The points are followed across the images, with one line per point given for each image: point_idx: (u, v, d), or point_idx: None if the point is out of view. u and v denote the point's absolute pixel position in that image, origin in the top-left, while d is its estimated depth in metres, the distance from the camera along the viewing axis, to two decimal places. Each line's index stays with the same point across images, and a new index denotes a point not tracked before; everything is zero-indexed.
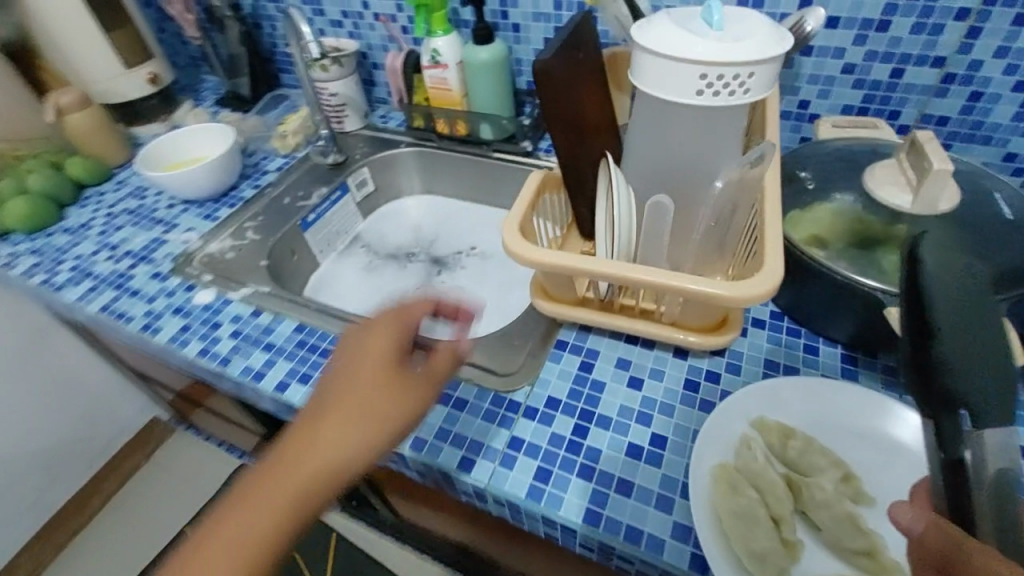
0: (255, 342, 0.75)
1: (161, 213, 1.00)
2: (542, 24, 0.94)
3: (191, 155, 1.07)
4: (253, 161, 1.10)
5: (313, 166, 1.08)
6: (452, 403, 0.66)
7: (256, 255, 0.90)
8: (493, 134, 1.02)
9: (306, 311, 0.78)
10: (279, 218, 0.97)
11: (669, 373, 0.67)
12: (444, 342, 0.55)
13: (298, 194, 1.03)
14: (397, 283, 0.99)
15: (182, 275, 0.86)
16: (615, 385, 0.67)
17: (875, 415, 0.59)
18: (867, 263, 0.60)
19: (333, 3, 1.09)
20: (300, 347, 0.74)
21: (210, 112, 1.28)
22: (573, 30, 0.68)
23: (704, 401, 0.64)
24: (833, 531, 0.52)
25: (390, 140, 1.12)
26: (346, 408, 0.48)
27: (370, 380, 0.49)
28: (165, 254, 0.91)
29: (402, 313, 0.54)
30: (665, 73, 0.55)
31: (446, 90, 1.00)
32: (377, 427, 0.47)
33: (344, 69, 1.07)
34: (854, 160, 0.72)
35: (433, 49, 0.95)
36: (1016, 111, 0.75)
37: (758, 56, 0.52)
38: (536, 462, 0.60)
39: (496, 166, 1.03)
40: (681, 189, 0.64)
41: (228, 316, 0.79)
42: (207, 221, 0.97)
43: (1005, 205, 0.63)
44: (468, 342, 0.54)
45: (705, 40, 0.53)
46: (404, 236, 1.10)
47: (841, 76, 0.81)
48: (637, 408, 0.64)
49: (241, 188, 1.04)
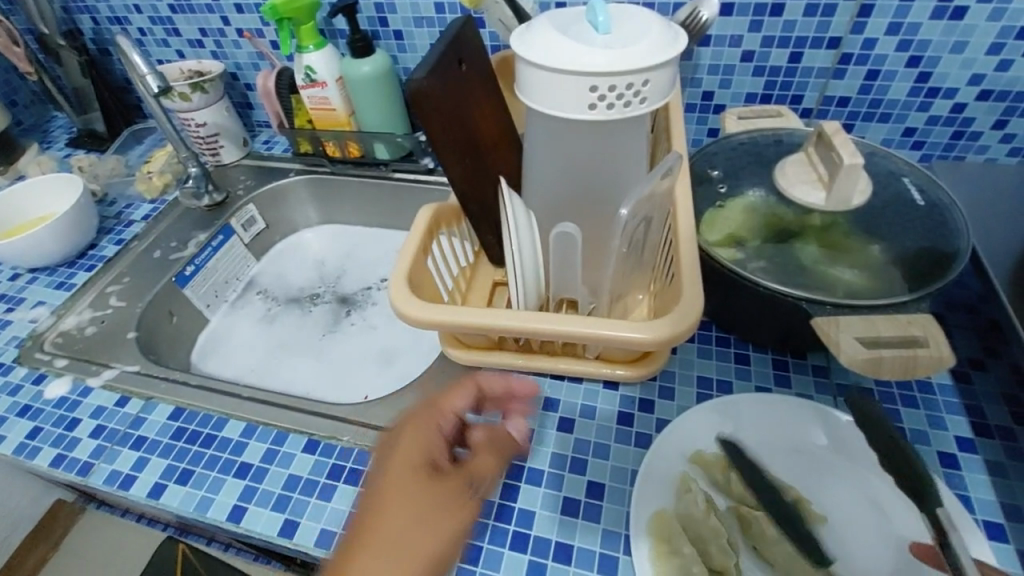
0: (122, 439, 0.62)
1: (3, 287, 0.85)
2: (426, 29, 0.85)
3: (33, 215, 0.91)
4: (115, 211, 0.96)
5: (187, 210, 0.94)
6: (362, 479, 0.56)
7: (122, 326, 0.77)
8: (390, 153, 0.93)
9: (184, 389, 0.67)
10: (149, 277, 0.84)
11: (601, 408, 0.59)
12: (481, 443, 0.50)
13: (171, 244, 0.89)
14: (299, 333, 0.87)
15: (30, 365, 0.72)
16: (545, 431, 0.58)
17: (812, 426, 0.55)
18: (789, 267, 0.56)
19: (187, 20, 0.96)
20: (178, 438, 0.62)
21: (62, 156, 1.11)
22: (451, 41, 0.60)
23: (639, 435, 0.56)
24: (788, 571, 0.46)
25: (276, 169, 1.01)
26: (364, 559, 0.42)
27: (380, 548, 0.42)
28: (8, 339, 0.77)
29: (419, 433, 0.49)
30: (552, 88, 0.48)
31: (330, 110, 0.89)
32: (413, 562, 0.42)
33: (210, 96, 0.95)
34: (762, 152, 0.68)
35: (307, 67, 0.85)
36: (911, 87, 0.74)
37: (650, 62, 0.47)
38: (462, 540, 0.51)
39: (400, 187, 0.95)
40: (587, 211, 0.58)
41: (87, 410, 0.66)
42: (61, 291, 0.83)
43: (916, 187, 0.61)
44: (502, 443, 0.50)
45: (591, 48, 0.47)
46: (306, 274, 0.98)
47: (740, 64, 0.78)
48: (570, 454, 0.56)
49: (102, 245, 0.90)
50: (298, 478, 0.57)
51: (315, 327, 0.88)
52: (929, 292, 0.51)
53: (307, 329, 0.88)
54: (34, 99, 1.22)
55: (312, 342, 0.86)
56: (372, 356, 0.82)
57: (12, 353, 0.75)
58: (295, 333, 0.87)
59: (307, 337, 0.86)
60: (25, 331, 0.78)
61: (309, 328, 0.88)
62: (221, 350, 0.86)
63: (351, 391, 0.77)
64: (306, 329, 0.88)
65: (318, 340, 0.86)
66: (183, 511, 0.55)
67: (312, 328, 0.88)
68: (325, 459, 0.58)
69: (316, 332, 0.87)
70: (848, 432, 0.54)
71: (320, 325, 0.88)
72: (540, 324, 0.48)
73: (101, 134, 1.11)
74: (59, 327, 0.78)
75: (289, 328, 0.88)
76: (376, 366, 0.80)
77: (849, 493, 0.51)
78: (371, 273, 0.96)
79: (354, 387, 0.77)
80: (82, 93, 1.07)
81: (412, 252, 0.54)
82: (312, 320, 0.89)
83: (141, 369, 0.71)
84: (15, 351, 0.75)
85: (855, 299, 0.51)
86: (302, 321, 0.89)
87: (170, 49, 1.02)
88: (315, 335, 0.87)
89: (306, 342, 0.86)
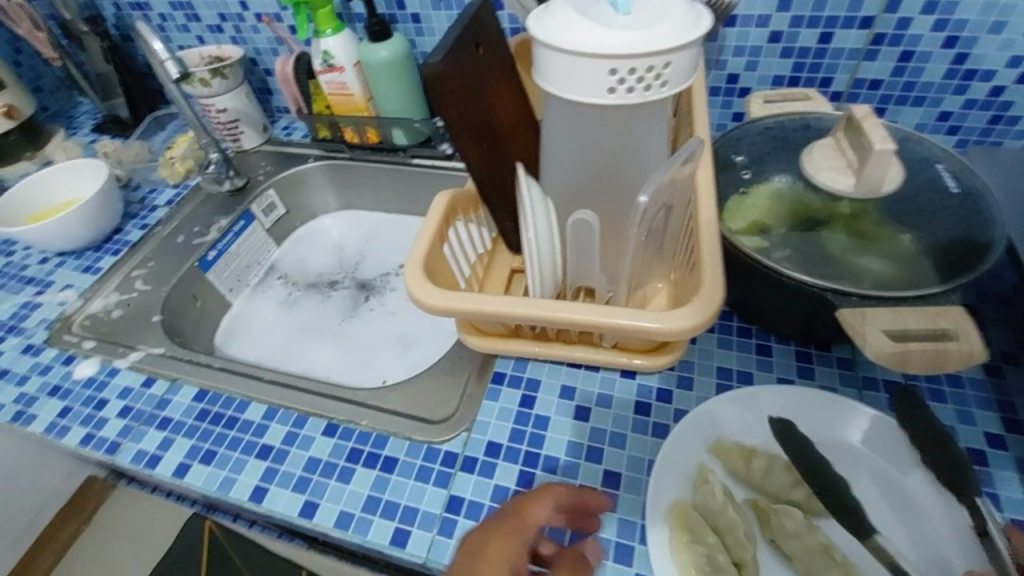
0: (149, 420, 0.64)
1: (33, 271, 0.87)
2: (444, 12, 0.84)
3: (58, 200, 0.92)
4: (139, 197, 0.97)
5: (209, 196, 0.96)
6: (380, 463, 0.56)
7: (147, 309, 0.79)
8: (408, 138, 0.93)
9: (206, 372, 0.68)
10: (172, 262, 0.86)
11: (617, 397, 0.58)
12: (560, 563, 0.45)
13: (193, 229, 0.91)
14: (317, 318, 0.88)
15: (60, 346, 0.75)
16: (561, 420, 0.57)
17: (841, 422, 0.53)
18: (815, 256, 0.55)
19: (207, 5, 0.96)
20: (201, 419, 0.63)
21: (87, 142, 1.13)
22: (469, 24, 0.59)
23: (657, 425, 0.55)
24: (806, 564, 0.45)
25: (296, 154, 1.01)
26: None
27: None
28: (39, 320, 0.79)
29: (505, 549, 0.42)
30: (570, 71, 0.47)
31: (348, 95, 0.89)
32: None
33: (229, 82, 0.95)
34: (789, 138, 0.66)
35: (324, 52, 0.84)
36: (948, 69, 0.71)
37: (672, 44, 0.45)
38: (479, 526, 0.51)
39: (419, 173, 0.94)
40: (605, 198, 0.58)
41: (115, 391, 0.68)
42: (88, 275, 0.85)
43: (950, 174, 0.59)
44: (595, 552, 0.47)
45: (611, 29, 0.46)
46: (326, 260, 0.99)
47: (768, 46, 0.76)
48: (587, 443, 0.55)
49: (127, 230, 0.91)
50: (318, 460, 0.58)
51: (334, 312, 0.89)
52: (961, 283, 0.49)
53: (326, 314, 0.89)
54: (60, 85, 1.23)
55: (331, 327, 0.87)
56: (389, 341, 0.82)
57: (43, 334, 0.77)
58: (314, 317, 0.89)
59: (326, 322, 0.87)
60: (54, 313, 0.80)
61: (329, 312, 0.89)
62: (243, 334, 0.87)
63: (369, 376, 0.77)
64: (325, 314, 0.89)
65: (337, 324, 0.87)
66: (207, 491, 0.57)
67: (331, 313, 0.89)
68: (344, 443, 0.58)
69: (335, 317, 0.88)
70: (878, 430, 0.52)
71: (338, 310, 0.89)
72: (556, 311, 0.47)
73: (123, 119, 1.13)
74: (87, 310, 0.80)
75: (309, 312, 0.89)
76: (393, 353, 0.80)
77: (869, 485, 0.50)
78: (389, 259, 0.96)
79: (373, 373, 0.78)
80: (105, 79, 1.08)
81: (429, 238, 0.54)
82: (331, 304, 0.90)
83: (164, 352, 0.72)
84: (45, 333, 0.77)
85: (883, 291, 0.50)
86: (322, 306, 0.90)
87: (190, 35, 1.02)
88: (334, 319, 0.88)
89: (325, 326, 0.87)
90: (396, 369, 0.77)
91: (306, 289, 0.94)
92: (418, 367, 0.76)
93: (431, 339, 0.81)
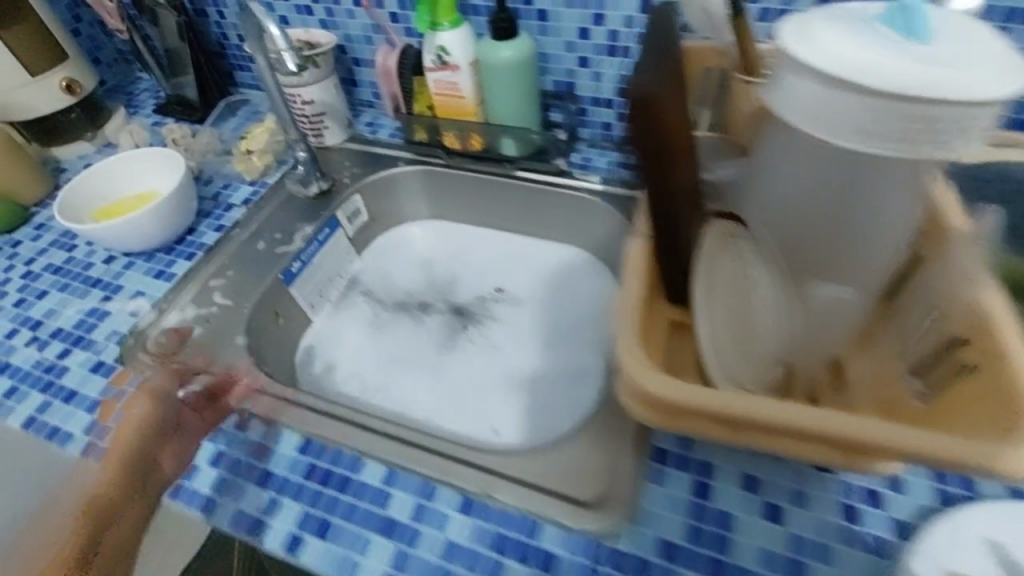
0: (245, 472, 0.55)
1: (99, 272, 0.79)
2: (578, 10, 0.74)
3: (113, 200, 0.82)
4: (212, 192, 0.88)
5: (290, 198, 0.86)
6: (535, 558, 0.48)
7: (231, 329, 0.70)
8: (517, 148, 0.83)
9: (310, 417, 0.59)
10: (254, 273, 0.77)
11: (816, 496, 0.49)
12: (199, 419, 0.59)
13: (274, 235, 0.81)
14: (407, 349, 0.80)
15: (136, 366, 0.66)
16: (750, 519, 0.48)
17: None
18: None
19: None
20: (308, 477, 0.54)
21: (150, 124, 1.04)
22: (659, 35, 0.50)
23: (871, 538, 0.46)
24: None
25: (384, 156, 0.91)
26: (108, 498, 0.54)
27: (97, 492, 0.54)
28: (109, 333, 0.71)
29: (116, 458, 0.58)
30: (851, 117, 0.37)
31: (457, 96, 0.79)
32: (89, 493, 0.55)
33: (320, 72, 0.86)
34: None
35: (439, 46, 0.73)
36: None
37: (1006, 89, 0.35)
38: None
39: (525, 189, 0.85)
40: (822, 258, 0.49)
41: (202, 431, 0.59)
42: (160, 281, 0.76)
43: None
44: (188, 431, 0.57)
45: (919, 66, 0.36)
46: (412, 276, 0.90)
47: None
48: (786, 553, 0.46)
49: (200, 230, 0.82)
50: (458, 546, 0.49)
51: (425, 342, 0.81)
52: None
53: (416, 345, 0.80)
54: (119, 58, 1.13)
55: (422, 362, 0.78)
56: (501, 389, 0.74)
57: (114, 350, 0.68)
58: (402, 349, 0.80)
59: (417, 355, 0.79)
60: (125, 325, 0.71)
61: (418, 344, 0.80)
62: (327, 359, 0.79)
63: (479, 425, 0.69)
64: (415, 346, 0.80)
65: (429, 361, 0.78)
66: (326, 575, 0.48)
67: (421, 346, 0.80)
68: (485, 525, 0.50)
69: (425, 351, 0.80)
70: None
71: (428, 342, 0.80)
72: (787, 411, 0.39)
73: (192, 102, 1.03)
74: (160, 324, 0.71)
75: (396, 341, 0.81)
76: (505, 399, 0.72)
77: None
78: (484, 282, 0.87)
79: (484, 422, 0.70)
80: (175, 57, 0.98)
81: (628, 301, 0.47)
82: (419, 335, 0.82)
83: (255, 386, 0.63)
84: (117, 348, 0.69)
85: None
86: (410, 334, 0.82)
87: (274, 14, 0.93)
88: (424, 353, 0.79)
89: (415, 361, 0.78)
90: (511, 421, 0.69)
91: (392, 310, 0.85)
92: (543, 433, 0.67)
93: (550, 387, 0.72)
